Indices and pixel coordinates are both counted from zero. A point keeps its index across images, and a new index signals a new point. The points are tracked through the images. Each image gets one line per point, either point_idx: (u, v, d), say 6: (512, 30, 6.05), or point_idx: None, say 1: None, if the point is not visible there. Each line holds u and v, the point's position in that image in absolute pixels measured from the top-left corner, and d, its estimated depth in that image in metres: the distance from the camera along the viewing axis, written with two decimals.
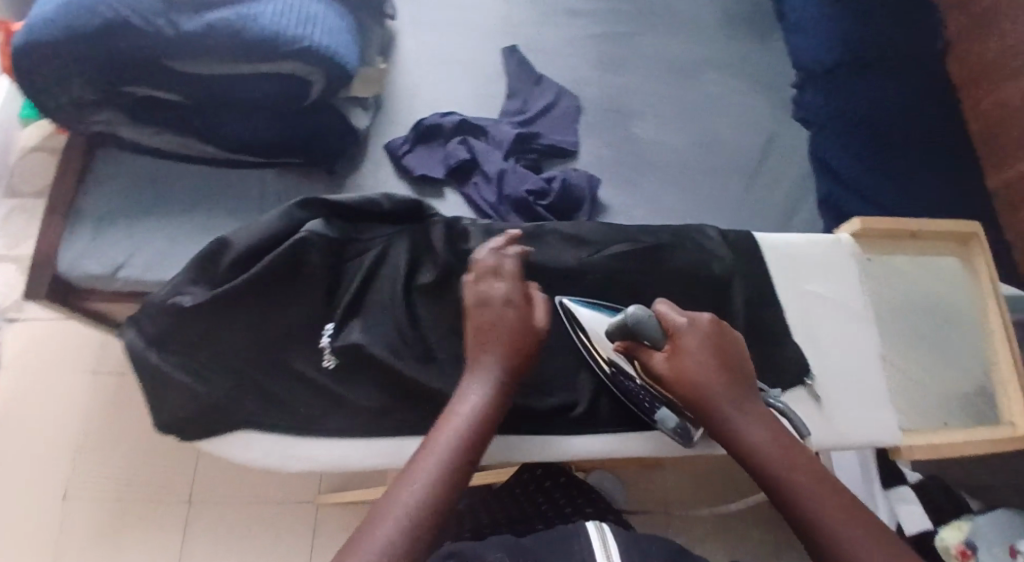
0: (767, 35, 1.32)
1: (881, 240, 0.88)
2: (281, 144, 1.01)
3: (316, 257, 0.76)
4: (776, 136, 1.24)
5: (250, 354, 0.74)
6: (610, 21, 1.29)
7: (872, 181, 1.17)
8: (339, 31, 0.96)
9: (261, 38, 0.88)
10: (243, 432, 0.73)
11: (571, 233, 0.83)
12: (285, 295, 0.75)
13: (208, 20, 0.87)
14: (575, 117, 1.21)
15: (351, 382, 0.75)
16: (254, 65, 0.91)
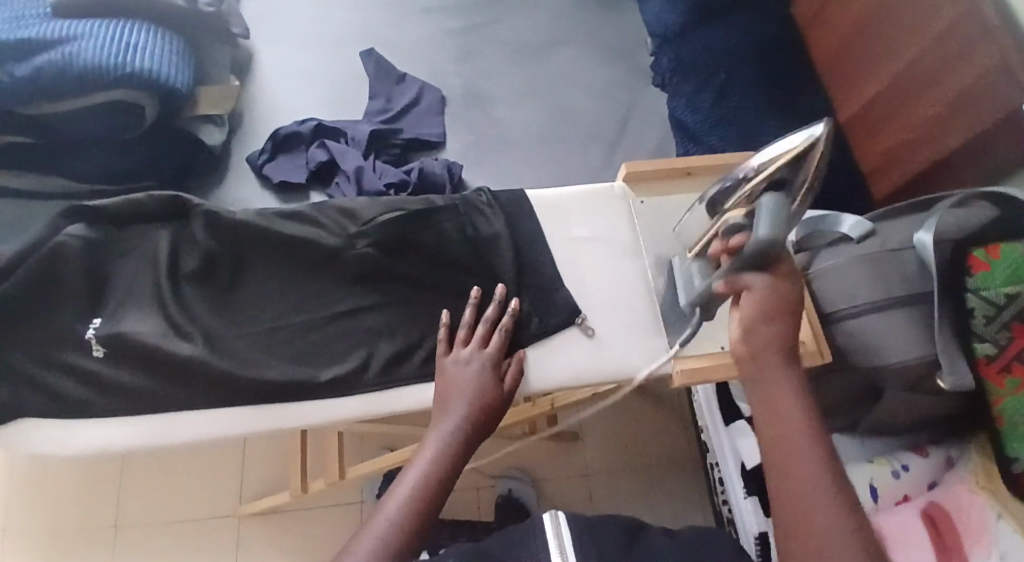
0: (617, 13, 1.40)
1: (657, 183, 0.96)
2: (135, 170, 1.08)
3: (76, 262, 0.84)
4: (634, 103, 1.31)
5: (42, 344, 0.82)
6: (462, 15, 1.37)
7: (719, 129, 1.19)
8: (164, 55, 1.06)
9: (86, 73, 0.99)
10: (28, 420, 0.80)
11: (317, 222, 0.87)
12: (59, 300, 0.84)
13: (35, 64, 0.97)
14: (437, 108, 1.27)
15: (129, 362, 0.82)
16: (87, 98, 1.01)
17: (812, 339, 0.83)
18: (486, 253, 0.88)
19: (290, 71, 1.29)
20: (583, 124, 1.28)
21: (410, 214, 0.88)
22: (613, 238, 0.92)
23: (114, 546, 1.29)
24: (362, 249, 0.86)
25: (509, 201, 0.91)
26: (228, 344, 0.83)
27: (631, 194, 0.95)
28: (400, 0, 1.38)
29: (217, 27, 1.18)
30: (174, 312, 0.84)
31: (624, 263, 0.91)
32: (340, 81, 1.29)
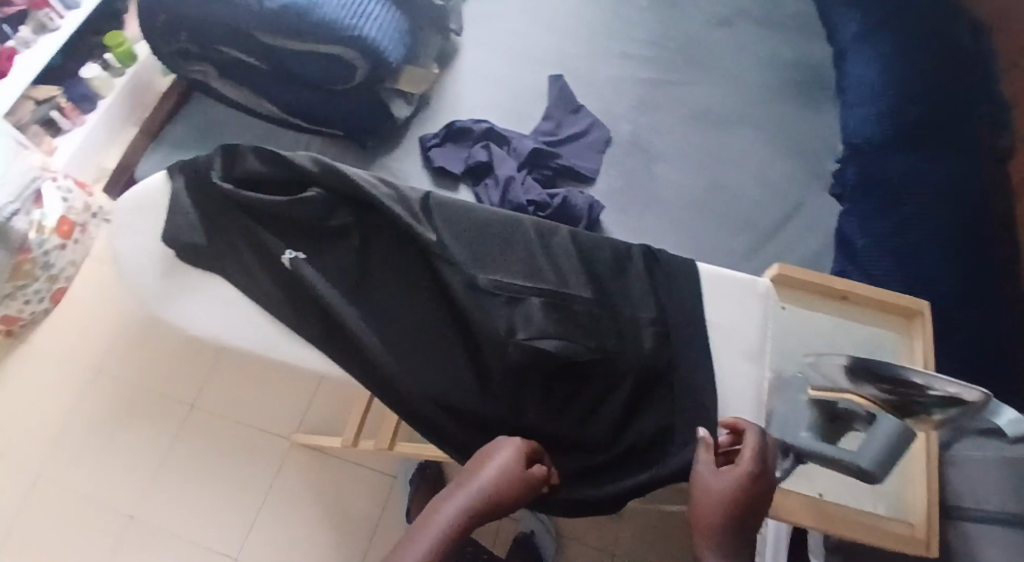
0: (819, 108, 1.34)
1: (805, 293, 0.90)
2: (333, 117, 1.20)
3: (298, 206, 0.89)
4: (802, 204, 1.24)
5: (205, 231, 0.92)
6: (657, 68, 1.38)
7: (883, 263, 1.10)
8: (390, 30, 1.14)
9: (320, 25, 1.06)
10: (178, 288, 0.92)
11: (506, 247, 0.87)
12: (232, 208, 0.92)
13: (282, 2, 1.05)
14: (599, 146, 1.29)
15: (270, 285, 0.90)
16: (315, 44, 1.08)
17: (924, 524, 0.80)
18: (640, 314, 0.84)
19: (482, 73, 1.37)
20: (739, 207, 1.23)
21: (599, 281, 0.85)
22: (741, 334, 0.85)
23: (184, 420, 1.44)
24: (514, 269, 0.86)
25: (722, 292, 0.87)
26: (360, 305, 0.88)
27: (772, 295, 0.88)
28: (603, 38, 1.42)
29: (441, 22, 1.26)
30: (326, 258, 0.90)
31: (741, 364, 0.84)
32: (524, 95, 1.35)
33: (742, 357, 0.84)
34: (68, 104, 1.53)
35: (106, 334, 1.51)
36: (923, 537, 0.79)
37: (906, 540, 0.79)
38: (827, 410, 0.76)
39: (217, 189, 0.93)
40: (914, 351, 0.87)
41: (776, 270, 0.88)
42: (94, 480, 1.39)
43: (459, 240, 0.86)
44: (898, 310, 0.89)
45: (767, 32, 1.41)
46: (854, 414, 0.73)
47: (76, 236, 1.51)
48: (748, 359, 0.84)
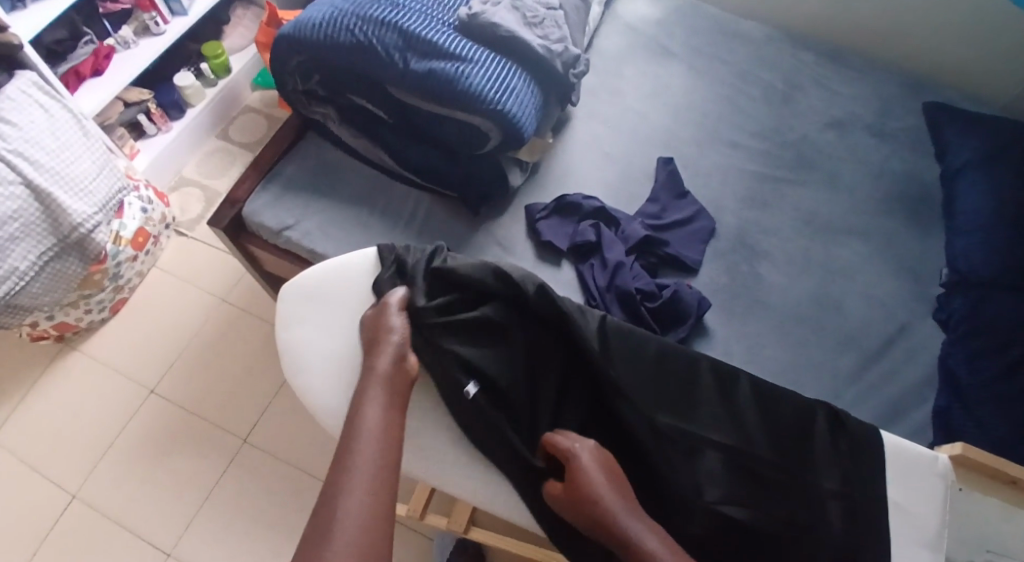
0: (924, 229, 1.33)
1: (974, 474, 0.92)
2: (451, 179, 1.19)
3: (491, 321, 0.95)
4: (906, 328, 1.23)
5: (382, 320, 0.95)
6: (768, 163, 1.38)
7: (992, 409, 1.09)
8: (528, 101, 1.12)
9: (464, 93, 1.07)
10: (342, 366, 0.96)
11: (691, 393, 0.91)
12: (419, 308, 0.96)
13: (431, 66, 1.07)
14: (704, 237, 1.27)
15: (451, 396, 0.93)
16: (453, 111, 1.09)
17: None
18: (821, 476, 0.86)
19: (593, 144, 1.35)
20: (840, 323, 1.22)
21: (781, 441, 0.89)
22: (919, 518, 0.87)
23: (237, 453, 1.39)
24: (701, 414, 0.90)
25: (910, 472, 0.88)
26: (536, 428, 0.92)
27: (951, 474, 0.89)
28: (715, 124, 1.41)
29: (569, 93, 1.22)
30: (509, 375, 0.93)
31: (919, 549, 0.85)
32: (631, 173, 1.34)
33: (922, 542, 0.86)
34: (157, 110, 1.50)
35: (164, 350, 1.47)
36: None
37: None
38: None
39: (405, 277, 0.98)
40: None
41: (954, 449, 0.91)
42: (136, 504, 1.35)
43: (649, 380, 0.91)
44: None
45: (877, 141, 1.41)
46: None
47: (149, 247, 1.47)
48: (931, 546, 0.86)
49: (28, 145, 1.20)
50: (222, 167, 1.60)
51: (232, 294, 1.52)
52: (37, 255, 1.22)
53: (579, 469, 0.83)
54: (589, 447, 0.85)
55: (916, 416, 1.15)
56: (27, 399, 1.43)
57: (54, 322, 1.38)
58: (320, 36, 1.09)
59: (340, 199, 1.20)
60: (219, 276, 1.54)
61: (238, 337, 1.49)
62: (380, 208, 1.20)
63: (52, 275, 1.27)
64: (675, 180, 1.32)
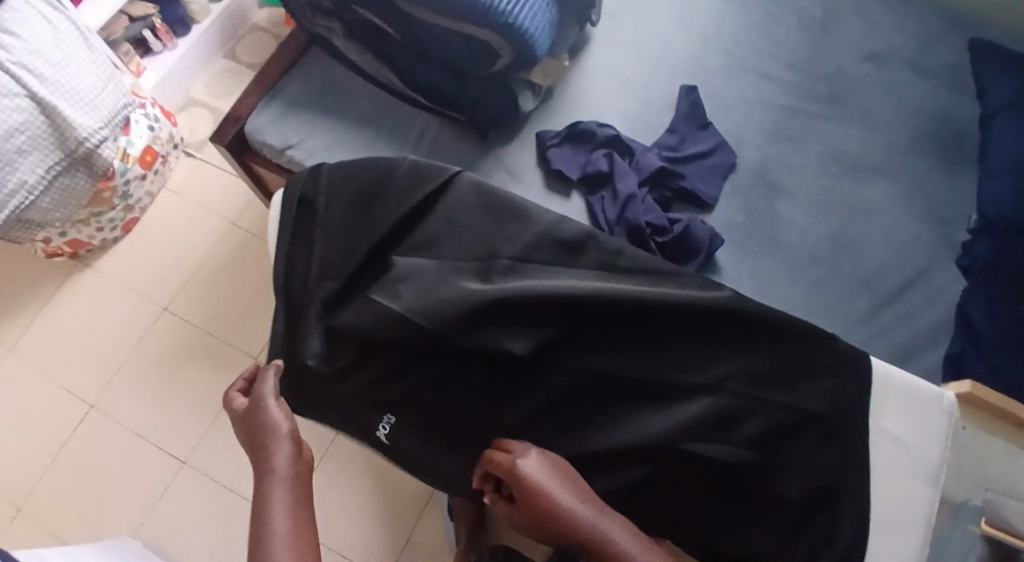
0: (955, 169, 1.27)
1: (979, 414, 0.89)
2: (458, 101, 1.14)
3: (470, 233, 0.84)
4: (927, 272, 1.18)
5: (341, 235, 0.87)
6: (795, 95, 1.31)
7: (1007, 355, 1.07)
8: (541, 17, 1.05)
9: (477, 7, 0.99)
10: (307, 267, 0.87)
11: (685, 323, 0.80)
12: (373, 216, 0.86)
13: None
14: (723, 171, 1.23)
15: (376, 319, 0.80)
16: (461, 27, 1.02)
17: None
18: (803, 399, 0.79)
19: (610, 70, 1.29)
20: (857, 264, 1.18)
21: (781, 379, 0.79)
22: (918, 451, 0.80)
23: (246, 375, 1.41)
24: (674, 333, 0.80)
25: (916, 406, 0.81)
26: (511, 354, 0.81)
27: (956, 410, 0.82)
28: (740, 52, 1.34)
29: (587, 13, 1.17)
30: (449, 294, 0.80)
31: (917, 485, 0.80)
32: (649, 101, 1.28)
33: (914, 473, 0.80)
34: (162, 26, 1.46)
35: (173, 271, 1.47)
36: None
37: None
38: None
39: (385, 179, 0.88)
40: None
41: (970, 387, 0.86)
42: (148, 420, 1.38)
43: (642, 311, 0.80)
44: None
45: (914, 75, 1.33)
46: None
47: (157, 167, 1.46)
48: (927, 479, 0.80)
49: (32, 56, 1.17)
50: (231, 88, 1.57)
51: (241, 218, 1.51)
52: (46, 168, 1.22)
53: (531, 486, 0.73)
54: (533, 455, 0.76)
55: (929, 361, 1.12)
56: (41, 316, 1.45)
57: (66, 239, 1.39)
58: None
59: (343, 117, 1.17)
60: (228, 199, 1.52)
61: (245, 260, 1.48)
62: (385, 128, 1.17)
63: (62, 190, 1.27)
64: (695, 110, 1.26)
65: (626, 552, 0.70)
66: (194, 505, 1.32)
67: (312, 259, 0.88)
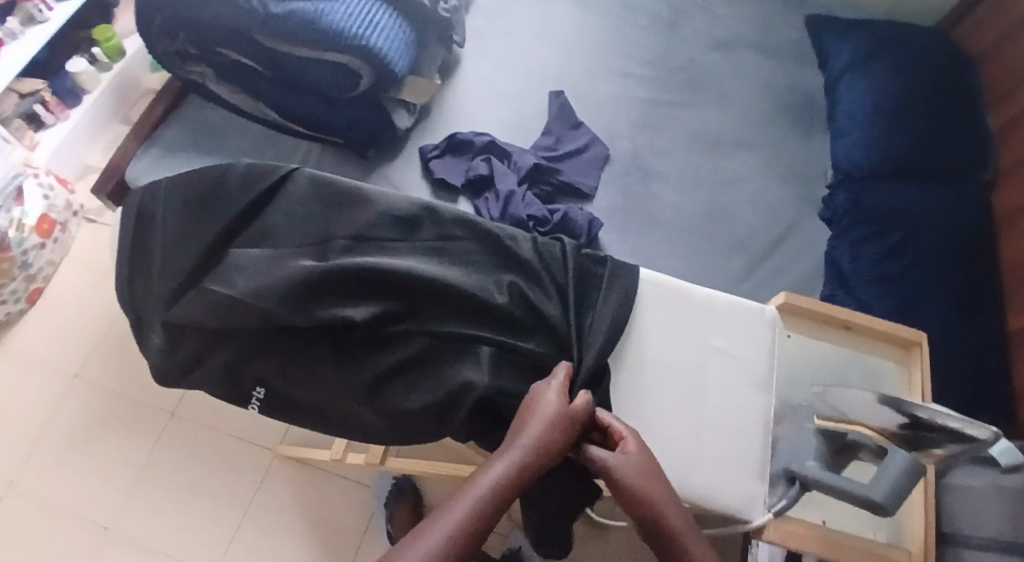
0: (809, 134, 1.37)
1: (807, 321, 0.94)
2: (335, 126, 1.21)
3: (304, 221, 0.88)
4: (794, 228, 1.27)
5: (179, 237, 0.89)
6: (657, 87, 1.41)
7: (875, 288, 1.14)
8: (394, 37, 1.16)
9: (327, 32, 1.08)
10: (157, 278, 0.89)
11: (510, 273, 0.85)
12: (212, 217, 0.88)
13: (290, 8, 1.07)
14: (599, 163, 1.30)
15: (211, 308, 0.83)
16: (320, 52, 1.11)
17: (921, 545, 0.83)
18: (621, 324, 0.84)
19: (482, 84, 1.38)
20: (732, 229, 1.26)
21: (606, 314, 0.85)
22: (748, 360, 0.87)
23: (163, 427, 1.40)
24: (494, 286, 0.84)
25: (739, 324, 0.88)
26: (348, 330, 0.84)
27: (779, 321, 0.89)
28: (603, 55, 1.44)
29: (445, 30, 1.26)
30: (284, 272, 0.83)
31: (745, 390, 0.85)
32: (522, 107, 1.36)
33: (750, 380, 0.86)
34: (52, 98, 1.50)
35: (81, 336, 1.47)
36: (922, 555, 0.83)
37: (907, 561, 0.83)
38: (837, 441, 0.77)
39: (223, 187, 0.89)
40: (911, 383, 0.91)
41: (783, 297, 0.91)
42: (65, 489, 1.35)
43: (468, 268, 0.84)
44: (896, 341, 0.94)
45: (761, 57, 1.45)
46: (864, 446, 0.76)
47: (56, 235, 1.48)
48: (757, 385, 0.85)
49: None
50: None
51: None
52: None
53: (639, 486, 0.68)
54: (630, 456, 0.69)
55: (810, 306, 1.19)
56: None
57: None
58: None
59: (225, 157, 1.22)
60: None
61: None
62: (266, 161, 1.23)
63: None
64: (564, 110, 1.35)
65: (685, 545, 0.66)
66: None
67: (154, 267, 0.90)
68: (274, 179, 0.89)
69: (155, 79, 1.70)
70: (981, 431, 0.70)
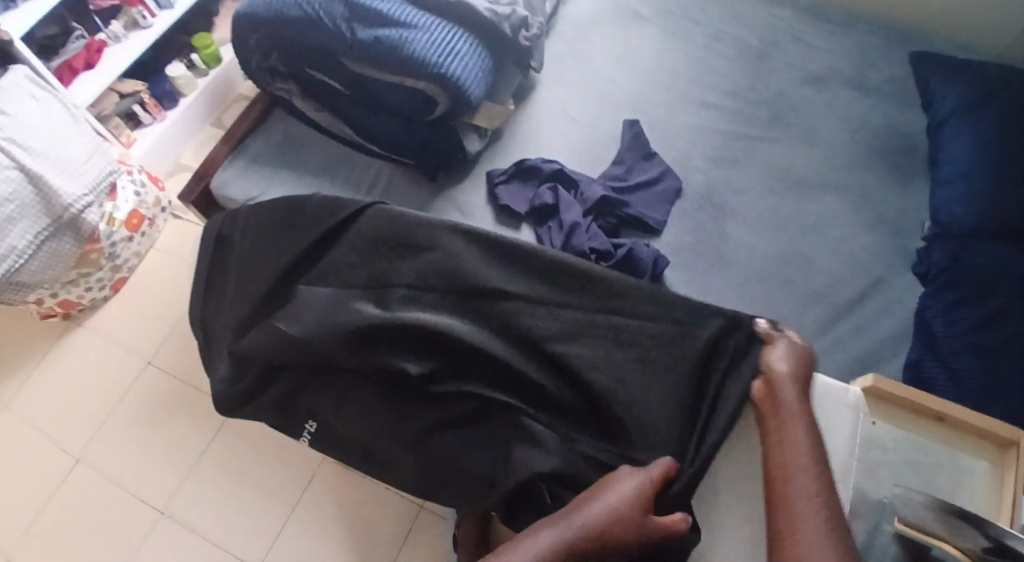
0: (905, 181, 1.28)
1: (891, 408, 0.90)
2: (406, 146, 1.21)
3: (369, 262, 0.91)
4: (879, 284, 1.19)
5: (250, 267, 0.95)
6: (741, 122, 1.35)
7: (969, 359, 1.04)
8: (474, 65, 1.14)
9: (410, 59, 1.09)
10: (232, 302, 0.96)
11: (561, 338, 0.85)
12: (284, 246, 0.93)
13: (377, 35, 1.09)
14: (669, 198, 1.26)
15: (272, 345, 0.86)
16: (401, 78, 1.11)
17: None
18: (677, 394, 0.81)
19: (559, 109, 1.36)
20: (810, 279, 1.19)
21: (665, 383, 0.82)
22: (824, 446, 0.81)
23: (224, 423, 1.45)
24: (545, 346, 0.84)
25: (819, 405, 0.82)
26: (399, 382, 0.85)
27: (864, 405, 0.83)
28: (686, 85, 1.39)
29: (524, 59, 1.24)
30: (345, 318, 0.86)
31: None
32: (596, 135, 1.33)
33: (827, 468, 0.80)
34: (151, 100, 1.57)
35: (158, 328, 1.54)
36: None
37: None
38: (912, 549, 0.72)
39: (297, 222, 0.94)
40: (1005, 487, 0.85)
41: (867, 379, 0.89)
42: (130, 473, 1.42)
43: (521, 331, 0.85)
44: (991, 438, 0.88)
45: (857, 95, 1.37)
46: (946, 560, 0.69)
47: (143, 229, 1.55)
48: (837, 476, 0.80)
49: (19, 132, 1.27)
50: None
51: None
52: (34, 234, 1.29)
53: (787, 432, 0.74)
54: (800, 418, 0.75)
55: (889, 368, 1.11)
56: (37, 377, 1.52)
57: (58, 300, 1.47)
58: (272, 13, 1.13)
59: (300, 170, 1.25)
60: None
61: None
62: (339, 176, 1.24)
63: (49, 254, 1.34)
64: (640, 141, 1.31)
65: (800, 522, 0.66)
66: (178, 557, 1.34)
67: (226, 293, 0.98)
68: (349, 212, 0.93)
69: (247, 85, 1.76)
70: None
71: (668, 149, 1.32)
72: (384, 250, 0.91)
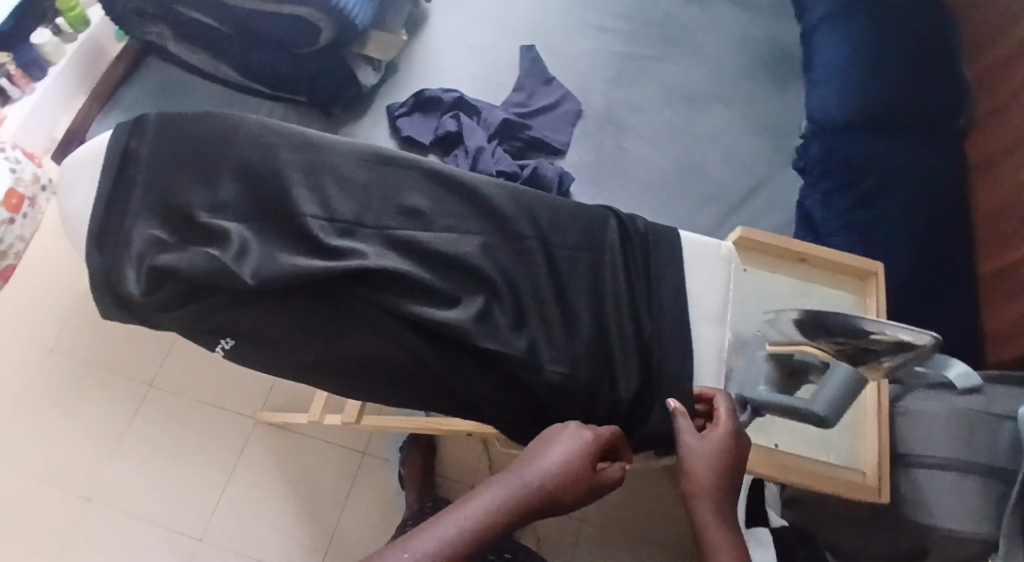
0: (785, 86, 1.36)
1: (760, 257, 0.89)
2: (298, 83, 1.19)
3: (257, 170, 0.78)
4: (766, 180, 1.27)
5: (167, 176, 0.79)
6: (632, 42, 1.39)
7: (845, 236, 1.13)
8: None
9: None
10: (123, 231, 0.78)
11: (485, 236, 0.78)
12: (171, 164, 0.79)
13: None
14: (570, 119, 1.29)
15: (191, 273, 0.74)
16: (279, 7, 1.07)
17: (874, 474, 0.80)
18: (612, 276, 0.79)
19: (452, 41, 1.36)
20: (700, 181, 1.26)
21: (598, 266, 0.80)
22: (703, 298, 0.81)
23: (143, 400, 1.39)
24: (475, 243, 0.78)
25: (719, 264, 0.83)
26: (320, 300, 0.75)
27: (735, 258, 0.84)
28: (578, 10, 1.42)
29: None
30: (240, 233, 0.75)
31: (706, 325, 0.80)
32: (491, 63, 1.34)
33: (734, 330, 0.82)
34: (17, 70, 1.48)
35: (56, 310, 1.46)
36: (873, 484, 0.79)
37: (856, 488, 0.79)
38: (784, 366, 0.71)
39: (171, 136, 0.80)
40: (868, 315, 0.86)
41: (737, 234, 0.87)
42: (44, 462, 1.34)
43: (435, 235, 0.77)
44: (852, 272, 0.89)
45: (737, 11, 1.43)
46: (810, 365, 0.69)
47: (25, 209, 1.46)
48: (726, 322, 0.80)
49: None
50: None
51: None
52: None
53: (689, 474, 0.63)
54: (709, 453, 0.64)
55: None
56: None
57: None
58: None
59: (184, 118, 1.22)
60: None
61: None
62: None
63: None
64: (535, 66, 1.33)
65: None
66: (108, 538, 1.29)
67: (140, 203, 0.78)
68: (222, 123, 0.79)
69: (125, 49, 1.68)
70: (920, 336, 0.58)
71: (563, 71, 1.35)
72: (274, 159, 0.78)
